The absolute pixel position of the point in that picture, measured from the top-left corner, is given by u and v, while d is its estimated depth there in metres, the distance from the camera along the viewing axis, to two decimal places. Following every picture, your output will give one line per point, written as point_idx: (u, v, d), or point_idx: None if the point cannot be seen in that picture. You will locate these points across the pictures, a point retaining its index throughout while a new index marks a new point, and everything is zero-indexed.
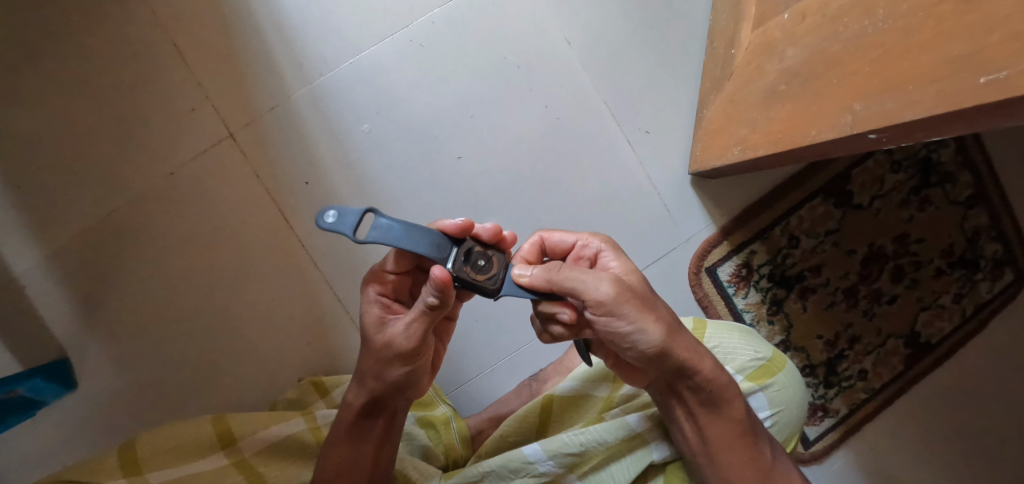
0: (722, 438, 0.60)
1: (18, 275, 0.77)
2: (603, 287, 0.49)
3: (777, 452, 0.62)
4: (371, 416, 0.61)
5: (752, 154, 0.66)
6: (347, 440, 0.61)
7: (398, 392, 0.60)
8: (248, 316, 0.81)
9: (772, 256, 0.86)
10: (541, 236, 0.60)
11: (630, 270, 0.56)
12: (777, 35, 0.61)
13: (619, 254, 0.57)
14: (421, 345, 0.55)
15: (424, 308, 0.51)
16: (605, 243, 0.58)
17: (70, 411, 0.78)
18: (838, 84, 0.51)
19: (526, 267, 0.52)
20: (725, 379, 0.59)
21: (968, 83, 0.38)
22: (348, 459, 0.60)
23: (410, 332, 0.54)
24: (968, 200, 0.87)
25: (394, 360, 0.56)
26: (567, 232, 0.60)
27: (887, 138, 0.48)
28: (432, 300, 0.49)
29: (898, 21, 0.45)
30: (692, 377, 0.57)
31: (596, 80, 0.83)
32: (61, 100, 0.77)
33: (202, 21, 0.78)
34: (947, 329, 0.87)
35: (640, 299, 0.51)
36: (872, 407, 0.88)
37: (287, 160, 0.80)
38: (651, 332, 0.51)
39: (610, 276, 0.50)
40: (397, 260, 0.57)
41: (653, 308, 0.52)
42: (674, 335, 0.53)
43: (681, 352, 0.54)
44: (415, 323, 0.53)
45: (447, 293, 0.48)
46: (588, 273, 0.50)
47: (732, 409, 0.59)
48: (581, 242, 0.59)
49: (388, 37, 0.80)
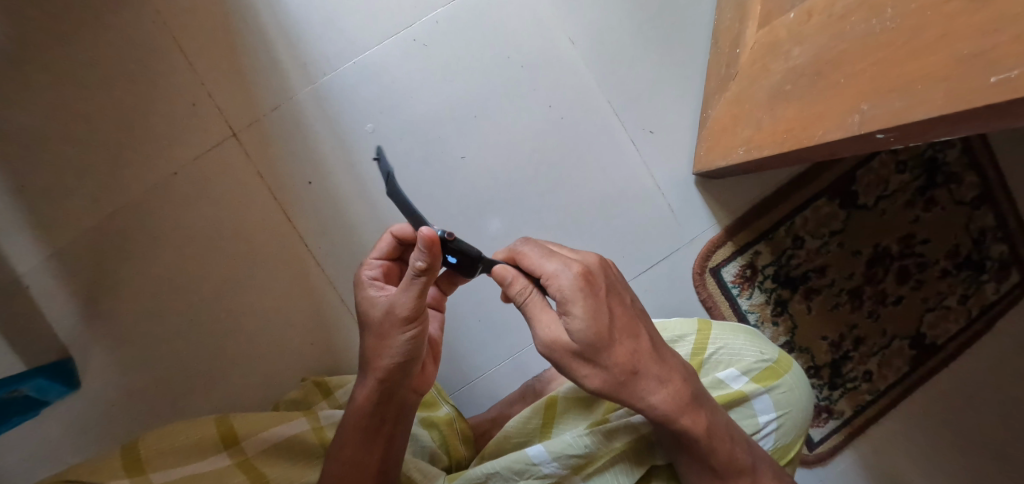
0: (689, 457, 0.60)
1: (21, 275, 0.77)
2: (538, 344, 0.51)
3: (762, 475, 0.61)
4: (377, 414, 0.60)
5: (758, 154, 0.66)
6: (352, 440, 0.60)
7: (400, 377, 0.58)
8: (251, 316, 0.81)
9: (777, 256, 0.85)
10: (519, 249, 0.53)
11: (580, 326, 0.49)
12: (783, 35, 0.61)
13: (574, 305, 0.49)
14: (415, 315, 0.54)
15: (415, 275, 0.51)
16: (564, 291, 0.49)
17: (72, 411, 0.78)
18: (847, 83, 0.51)
19: (508, 273, 0.51)
20: (689, 422, 0.55)
21: (979, 82, 0.38)
22: (357, 457, 0.60)
23: (404, 300, 0.53)
24: (975, 201, 0.86)
25: (394, 333, 0.55)
26: (541, 256, 0.51)
27: (896, 139, 0.47)
28: (420, 264, 0.49)
29: (906, 20, 0.44)
30: (650, 417, 0.55)
31: (600, 79, 0.83)
32: (65, 98, 0.77)
33: (205, 21, 0.78)
34: (952, 331, 0.87)
35: (574, 358, 0.51)
36: (877, 409, 0.88)
37: (290, 159, 0.80)
38: (589, 384, 0.52)
39: (545, 337, 0.50)
40: (388, 245, 0.60)
41: (590, 366, 0.51)
42: (622, 386, 0.52)
43: (625, 398, 0.53)
44: (409, 290, 0.53)
45: (435, 256, 0.48)
46: (538, 316, 0.51)
47: (696, 445, 0.57)
48: (544, 279, 0.50)
49: (392, 36, 0.80)
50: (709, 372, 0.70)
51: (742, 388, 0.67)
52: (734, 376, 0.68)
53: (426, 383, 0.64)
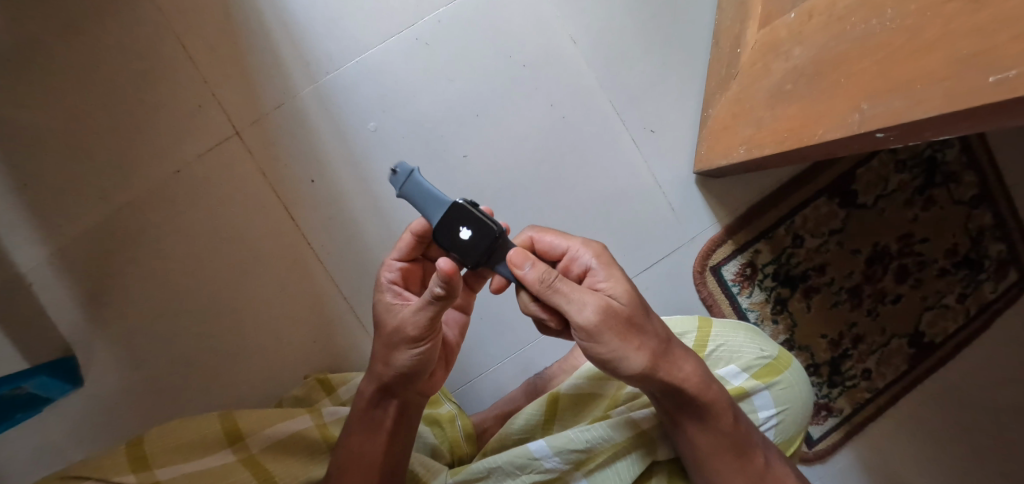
0: (712, 447, 0.59)
1: (24, 273, 0.77)
2: (588, 311, 0.49)
3: (772, 455, 0.62)
4: (382, 404, 0.62)
5: (758, 153, 0.67)
6: (359, 429, 0.62)
7: (407, 383, 0.60)
8: (253, 314, 0.81)
9: (777, 255, 0.86)
10: (532, 236, 0.57)
11: (621, 290, 0.53)
12: (783, 34, 0.61)
13: (611, 271, 0.54)
14: (424, 334, 0.55)
15: (431, 299, 0.51)
16: (596, 259, 0.54)
17: (75, 408, 0.78)
18: (846, 83, 0.51)
19: (527, 257, 0.50)
20: (716, 390, 0.58)
21: (977, 82, 0.38)
22: (363, 450, 0.61)
23: (415, 319, 0.54)
24: (973, 200, 0.87)
25: (402, 347, 0.56)
26: (559, 236, 0.57)
27: (895, 138, 0.48)
28: (438, 291, 0.50)
29: (905, 21, 0.45)
30: (682, 393, 0.56)
31: (601, 78, 0.84)
32: (69, 97, 0.77)
33: (208, 19, 0.78)
34: (951, 329, 0.88)
35: (623, 327, 0.51)
36: (877, 407, 0.88)
37: (293, 158, 0.80)
38: (633, 357, 0.51)
39: (595, 303, 0.49)
40: (408, 247, 0.59)
41: (636, 338, 0.52)
42: (662, 358, 0.54)
43: (665, 372, 0.54)
44: (421, 312, 0.53)
45: (453, 287, 0.49)
46: (577, 289, 0.50)
47: (723, 421, 0.58)
48: (572, 252, 0.55)
49: (394, 36, 0.81)
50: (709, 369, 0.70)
51: (742, 384, 0.68)
52: (734, 373, 0.69)
53: (433, 389, 0.64)
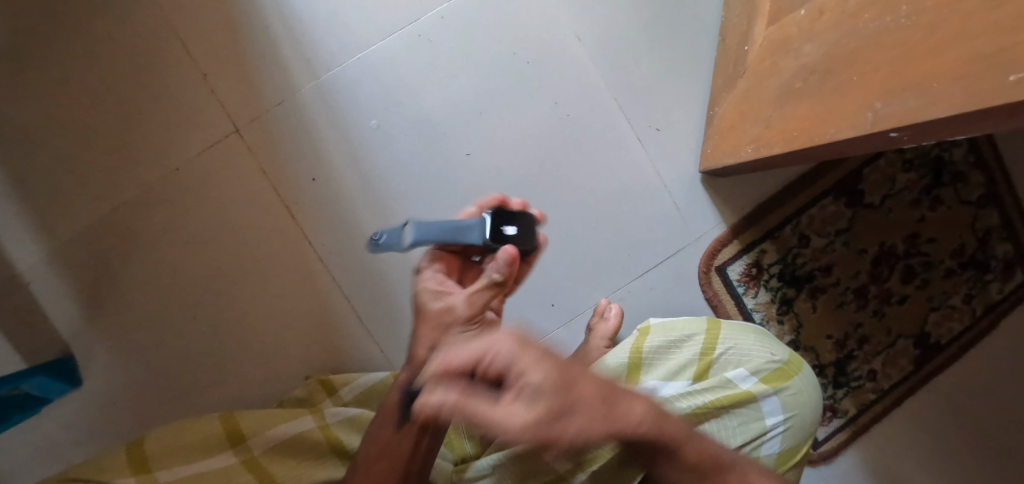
0: None
1: (21, 272, 0.76)
2: None
3: None
4: (410, 402, 0.59)
5: (766, 152, 0.66)
6: (387, 425, 0.59)
7: None
8: (255, 313, 0.80)
9: (782, 255, 0.85)
10: (517, 259, 0.50)
11: (540, 379, 0.33)
12: (793, 32, 0.60)
13: None
14: (477, 317, 0.54)
15: (494, 281, 0.52)
16: None
17: (74, 410, 0.78)
18: (859, 81, 0.50)
19: None
20: (672, 423, 0.46)
21: (998, 81, 0.37)
22: (389, 447, 0.58)
23: (470, 301, 0.53)
24: (979, 200, 0.86)
25: (451, 330, 0.53)
26: (546, 257, 0.51)
27: (909, 138, 0.47)
28: (499, 275, 0.51)
29: (921, 18, 0.44)
30: None
31: (606, 76, 0.83)
32: (67, 94, 0.76)
33: (210, 15, 0.77)
34: (957, 330, 0.87)
35: (561, 420, 0.33)
36: (882, 408, 0.88)
37: (294, 155, 0.79)
38: None
39: None
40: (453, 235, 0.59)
41: (617, 415, 0.37)
42: None
43: None
44: (483, 293, 0.53)
45: (512, 271, 0.51)
46: (492, 406, 0.32)
47: (694, 441, 0.53)
48: None
49: (397, 32, 0.79)
50: (717, 372, 0.70)
51: (751, 388, 0.67)
52: (743, 376, 0.68)
53: None
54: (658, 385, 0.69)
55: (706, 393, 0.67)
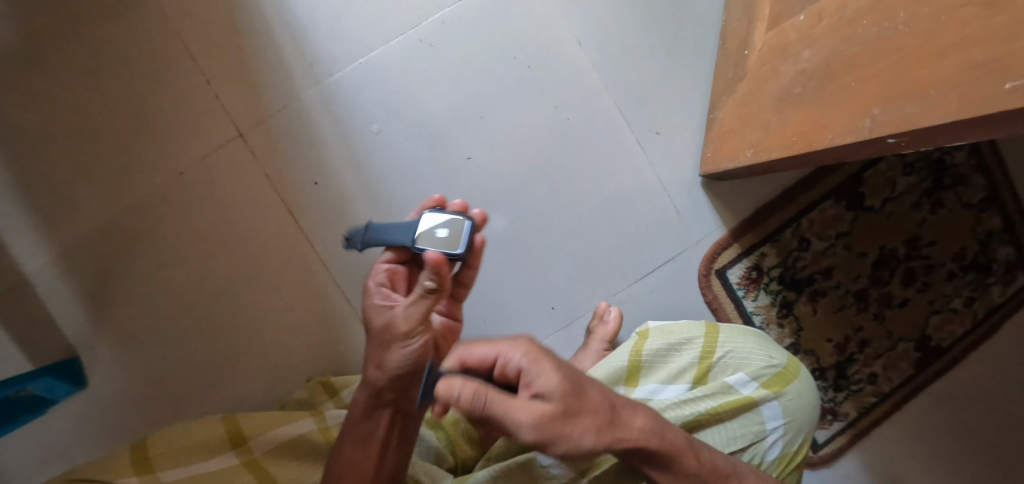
0: None
1: (27, 274, 0.77)
2: (526, 429, 0.44)
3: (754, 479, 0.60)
4: (373, 415, 0.60)
5: (765, 156, 0.66)
6: (353, 438, 0.60)
7: (400, 387, 0.58)
8: (257, 316, 0.81)
9: (783, 258, 0.85)
10: (460, 357, 0.48)
11: (556, 384, 0.45)
12: (793, 37, 0.61)
13: (541, 365, 0.46)
14: (417, 330, 0.55)
15: (424, 292, 0.52)
16: (525, 355, 0.46)
17: (78, 410, 0.78)
18: (857, 87, 0.50)
19: (452, 383, 0.45)
20: (671, 435, 0.55)
21: (993, 88, 0.37)
22: (355, 460, 0.59)
23: (409, 313, 0.54)
24: (981, 204, 0.86)
25: (395, 346, 0.56)
26: (485, 342, 0.48)
27: (907, 144, 0.47)
28: (429, 284, 0.51)
29: (918, 25, 0.44)
30: (644, 451, 0.53)
31: (607, 80, 0.83)
32: (72, 98, 0.77)
33: (214, 19, 0.78)
34: (958, 333, 0.87)
35: (569, 419, 0.46)
36: (882, 411, 0.88)
37: (297, 158, 0.80)
38: (586, 442, 0.47)
39: (530, 420, 0.44)
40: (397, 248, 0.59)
41: (617, 429, 0.50)
42: (613, 428, 0.49)
43: (621, 440, 0.50)
44: (417, 305, 0.54)
45: (443, 278, 0.50)
46: (511, 404, 0.44)
47: (685, 463, 0.55)
48: (501, 357, 0.47)
49: (399, 36, 0.80)
50: (717, 376, 0.70)
51: (752, 393, 0.67)
52: (743, 381, 0.68)
53: None
54: (657, 388, 0.69)
55: (708, 398, 0.67)
